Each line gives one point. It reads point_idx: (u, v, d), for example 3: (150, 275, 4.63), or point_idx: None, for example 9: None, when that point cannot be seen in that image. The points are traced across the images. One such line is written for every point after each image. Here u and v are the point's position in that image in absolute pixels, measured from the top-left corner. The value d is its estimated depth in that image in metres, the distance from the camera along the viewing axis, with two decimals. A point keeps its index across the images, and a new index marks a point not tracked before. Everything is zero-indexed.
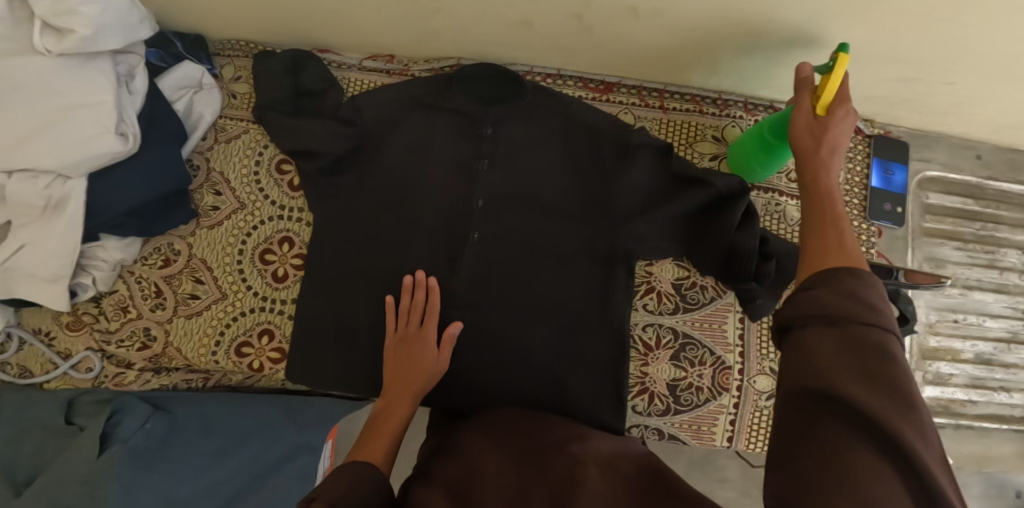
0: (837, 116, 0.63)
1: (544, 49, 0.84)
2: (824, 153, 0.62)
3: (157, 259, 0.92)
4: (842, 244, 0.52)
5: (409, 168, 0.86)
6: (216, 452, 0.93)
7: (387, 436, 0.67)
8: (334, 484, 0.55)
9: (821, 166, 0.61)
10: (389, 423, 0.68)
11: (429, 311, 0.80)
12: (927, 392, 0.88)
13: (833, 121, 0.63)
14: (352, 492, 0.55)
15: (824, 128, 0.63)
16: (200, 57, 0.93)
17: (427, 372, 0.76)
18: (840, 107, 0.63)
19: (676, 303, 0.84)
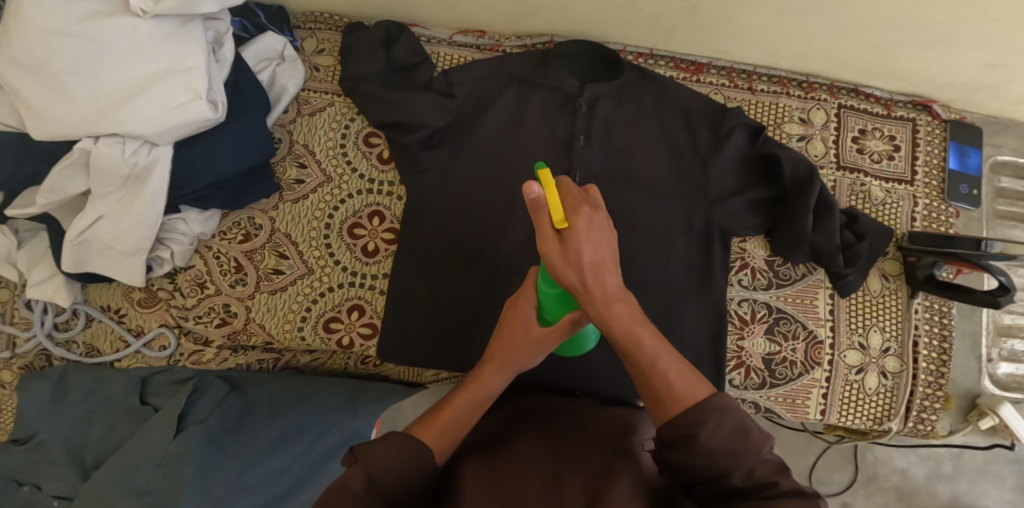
0: (580, 228, 0.47)
1: (642, 27, 0.85)
2: (593, 285, 0.48)
3: (237, 234, 0.89)
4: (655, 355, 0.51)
5: (504, 144, 0.86)
6: (285, 435, 0.88)
7: (452, 418, 0.58)
8: (378, 448, 0.52)
9: (603, 300, 0.49)
10: (459, 401, 0.59)
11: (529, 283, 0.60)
12: (1003, 369, 0.91)
13: (575, 238, 0.47)
14: (393, 463, 0.51)
15: (572, 252, 0.47)
16: (283, 30, 0.92)
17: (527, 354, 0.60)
18: (575, 214, 0.47)
19: (770, 279, 0.85)
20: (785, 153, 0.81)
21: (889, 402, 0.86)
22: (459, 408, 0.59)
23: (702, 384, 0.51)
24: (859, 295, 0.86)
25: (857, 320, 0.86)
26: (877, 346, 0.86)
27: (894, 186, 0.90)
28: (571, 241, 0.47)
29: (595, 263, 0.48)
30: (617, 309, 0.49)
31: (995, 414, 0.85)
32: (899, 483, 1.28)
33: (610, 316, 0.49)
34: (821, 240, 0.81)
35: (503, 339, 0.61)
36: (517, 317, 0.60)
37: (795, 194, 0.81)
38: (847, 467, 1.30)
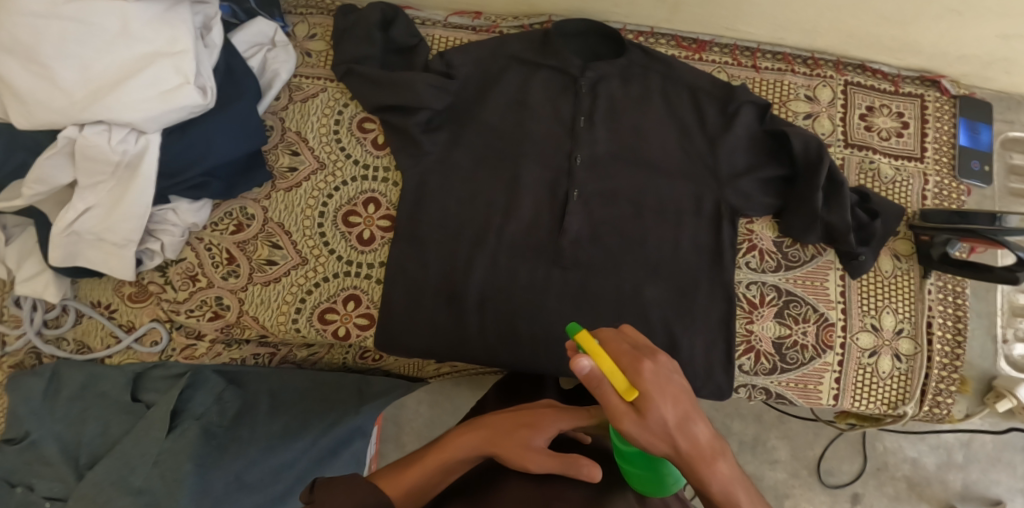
0: (651, 389, 0.44)
1: (644, 4, 0.83)
2: (683, 447, 0.44)
3: (229, 224, 0.87)
4: None
5: (504, 126, 0.84)
6: (286, 431, 0.85)
7: (420, 475, 0.56)
8: (335, 495, 0.47)
9: (694, 458, 0.44)
10: (429, 462, 0.57)
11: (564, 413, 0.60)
12: (1021, 350, 0.88)
13: (650, 401, 0.44)
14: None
15: (652, 417, 0.44)
16: (273, 14, 0.89)
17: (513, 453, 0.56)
18: (641, 378, 0.44)
19: (779, 261, 0.83)
20: (795, 132, 0.79)
21: (903, 386, 0.83)
22: (429, 468, 0.56)
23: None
24: (870, 276, 0.84)
25: (869, 302, 0.83)
26: (889, 327, 0.83)
27: (903, 163, 0.87)
28: (648, 408, 0.44)
29: (678, 422, 0.44)
30: (720, 469, 0.45)
31: (1013, 396, 0.82)
32: (910, 473, 1.26)
33: (706, 471, 0.44)
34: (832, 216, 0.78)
35: (504, 426, 0.59)
36: (533, 421, 0.59)
37: (806, 173, 0.79)
38: (855, 457, 1.27)
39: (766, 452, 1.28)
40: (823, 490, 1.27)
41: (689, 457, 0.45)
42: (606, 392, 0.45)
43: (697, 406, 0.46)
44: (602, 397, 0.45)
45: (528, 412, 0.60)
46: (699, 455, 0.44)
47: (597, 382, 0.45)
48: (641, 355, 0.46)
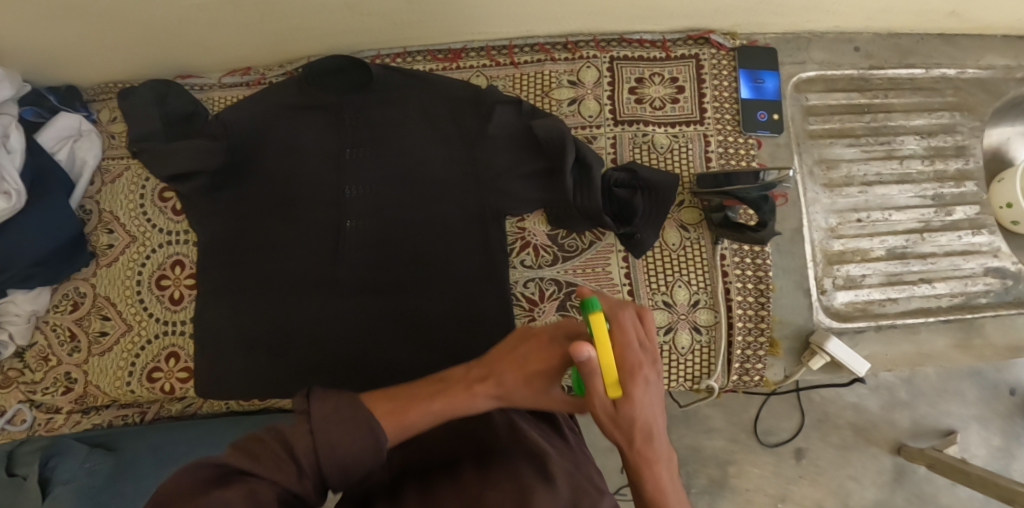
0: (636, 395, 0.48)
1: (382, 31, 0.85)
2: (639, 447, 0.50)
3: (67, 305, 0.94)
4: None
5: (280, 170, 0.88)
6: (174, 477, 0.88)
7: (418, 418, 0.54)
8: (332, 418, 0.46)
9: (645, 463, 0.50)
10: (431, 408, 0.55)
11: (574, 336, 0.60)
12: (840, 298, 0.84)
13: (638, 408, 0.48)
14: (341, 443, 0.46)
15: (626, 415, 0.49)
16: (75, 107, 0.96)
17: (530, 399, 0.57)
18: (633, 384, 0.47)
19: (554, 253, 0.83)
20: (541, 122, 0.79)
21: (707, 358, 0.81)
22: (432, 411, 0.54)
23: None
24: (656, 252, 0.82)
25: (657, 277, 0.81)
26: (683, 301, 0.81)
27: (680, 129, 0.85)
28: (628, 406, 0.48)
29: (650, 428, 0.50)
30: (658, 474, 0.50)
31: (823, 352, 0.78)
32: (854, 418, 1.25)
33: (648, 475, 0.51)
34: (582, 202, 0.77)
35: (515, 368, 0.57)
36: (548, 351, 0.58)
37: (558, 161, 0.78)
38: (793, 413, 1.25)
39: (701, 422, 1.25)
40: (765, 450, 1.24)
41: (639, 454, 0.50)
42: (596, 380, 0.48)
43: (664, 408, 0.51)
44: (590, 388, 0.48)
45: (533, 337, 0.59)
46: (643, 452, 0.50)
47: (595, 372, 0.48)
48: (643, 360, 0.48)
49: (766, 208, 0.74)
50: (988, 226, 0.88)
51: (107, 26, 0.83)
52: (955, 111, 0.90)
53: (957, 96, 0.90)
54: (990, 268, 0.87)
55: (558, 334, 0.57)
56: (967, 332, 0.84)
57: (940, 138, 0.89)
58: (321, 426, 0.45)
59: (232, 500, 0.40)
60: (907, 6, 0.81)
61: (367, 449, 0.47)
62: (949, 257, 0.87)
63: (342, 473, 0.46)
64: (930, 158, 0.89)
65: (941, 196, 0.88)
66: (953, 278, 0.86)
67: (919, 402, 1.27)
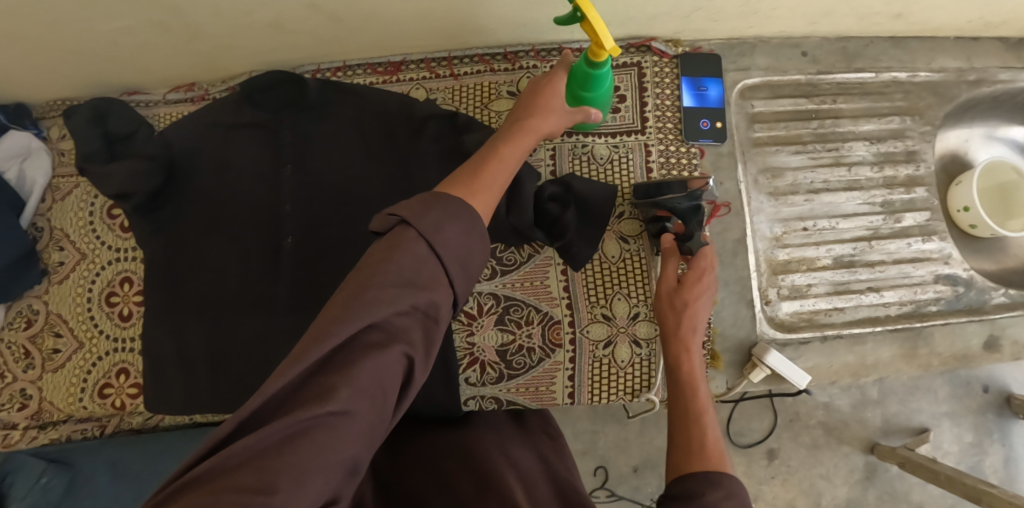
0: (697, 282, 0.71)
1: (317, 46, 0.85)
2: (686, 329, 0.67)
3: (20, 322, 0.95)
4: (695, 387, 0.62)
5: (218, 189, 0.89)
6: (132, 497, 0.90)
7: (491, 183, 0.54)
8: (440, 225, 0.44)
9: (684, 341, 0.66)
10: (494, 168, 0.55)
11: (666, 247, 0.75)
12: (785, 308, 0.83)
13: (686, 289, 0.70)
14: (453, 244, 0.45)
15: (686, 294, 0.70)
16: (24, 125, 0.97)
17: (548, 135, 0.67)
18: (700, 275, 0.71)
19: (492, 267, 0.81)
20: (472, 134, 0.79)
21: (647, 372, 0.80)
22: (498, 174, 0.55)
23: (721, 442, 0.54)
24: (594, 265, 0.81)
25: (596, 290, 0.80)
26: (622, 314, 0.80)
27: (621, 139, 0.84)
28: (688, 286, 0.70)
29: (690, 315, 0.68)
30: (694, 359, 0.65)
31: (763, 365, 0.77)
32: (825, 419, 1.24)
33: (685, 360, 0.65)
34: (512, 219, 0.75)
35: (531, 126, 0.65)
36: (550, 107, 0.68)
37: None
38: (766, 414, 1.23)
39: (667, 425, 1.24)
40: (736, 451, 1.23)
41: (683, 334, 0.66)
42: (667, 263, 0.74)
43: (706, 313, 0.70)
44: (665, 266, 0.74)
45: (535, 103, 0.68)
46: (683, 321, 0.68)
47: (670, 250, 0.75)
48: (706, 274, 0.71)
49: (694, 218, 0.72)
50: (939, 233, 0.87)
51: (42, 49, 0.83)
52: (905, 115, 0.88)
53: (907, 100, 0.89)
54: (940, 275, 0.86)
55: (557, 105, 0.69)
56: (914, 341, 0.84)
57: (889, 143, 0.88)
58: (421, 227, 0.43)
59: (374, 349, 0.40)
60: (846, 9, 0.79)
61: (477, 246, 0.46)
62: (898, 265, 0.85)
63: (462, 267, 0.45)
64: (880, 164, 0.87)
65: (890, 204, 0.86)
66: (902, 286, 0.85)
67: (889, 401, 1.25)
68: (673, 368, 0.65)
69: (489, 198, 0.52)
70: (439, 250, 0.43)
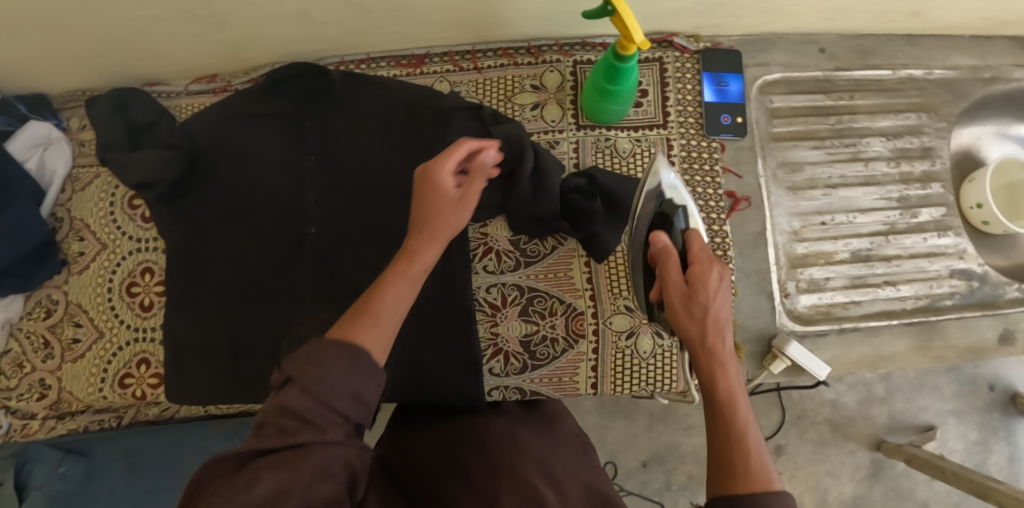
0: (710, 278, 0.58)
1: (342, 37, 0.85)
2: (710, 338, 0.54)
3: (39, 312, 0.95)
4: (738, 410, 0.50)
5: (240, 179, 0.89)
6: (152, 483, 0.91)
7: (385, 311, 0.52)
8: (329, 364, 0.43)
9: (714, 354, 0.53)
10: (389, 291, 0.53)
11: (662, 249, 0.62)
12: (803, 301, 0.84)
13: (698, 289, 0.57)
14: (335, 369, 0.43)
15: (698, 297, 0.57)
16: (45, 115, 0.97)
17: (457, 222, 0.62)
18: (710, 268, 0.59)
19: (516, 259, 0.82)
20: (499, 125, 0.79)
21: (669, 362, 0.81)
22: (390, 302, 0.53)
23: (773, 465, 0.46)
24: (617, 256, 0.82)
25: (618, 282, 0.82)
26: None
27: (644, 133, 0.85)
28: (700, 285, 0.57)
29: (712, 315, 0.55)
30: (729, 371, 0.53)
31: (784, 356, 0.78)
32: (831, 415, 1.25)
33: (719, 376, 0.52)
34: (539, 208, 0.76)
35: (437, 225, 0.60)
36: (467, 193, 0.62)
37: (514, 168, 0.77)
38: (773, 410, 1.24)
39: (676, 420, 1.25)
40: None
41: (709, 344, 0.54)
42: (669, 262, 0.61)
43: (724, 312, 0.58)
44: (668, 261, 0.61)
45: (421, 187, 0.62)
46: (704, 328, 0.55)
47: (668, 249, 0.62)
48: (712, 266, 0.59)
49: (672, 217, 0.70)
50: (954, 228, 0.88)
51: (67, 38, 0.84)
52: (921, 112, 0.90)
53: (923, 97, 0.90)
54: (955, 270, 0.87)
55: (443, 173, 0.61)
56: (928, 334, 0.85)
57: (906, 139, 0.89)
58: (307, 382, 0.42)
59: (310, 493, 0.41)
60: (864, 7, 0.80)
61: (364, 366, 0.45)
62: (914, 260, 0.87)
63: (355, 397, 0.44)
64: (897, 159, 0.88)
65: (906, 199, 0.88)
66: (917, 280, 0.86)
67: (896, 398, 1.26)
68: (708, 390, 0.52)
69: (382, 327, 0.51)
70: (328, 394, 0.42)
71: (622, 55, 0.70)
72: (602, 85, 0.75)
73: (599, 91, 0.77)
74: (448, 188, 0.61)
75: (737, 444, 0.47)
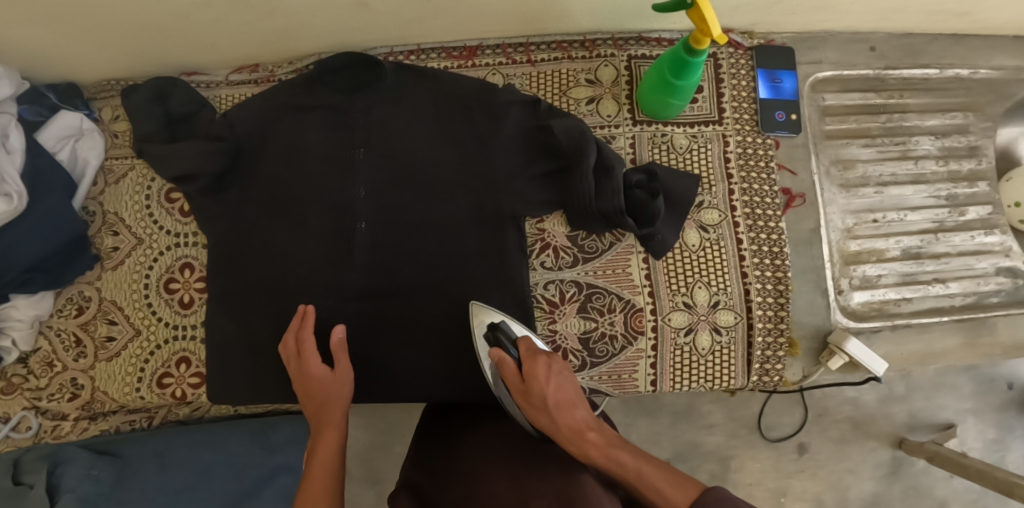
0: (544, 376, 0.68)
1: (394, 26, 0.83)
2: (570, 421, 0.65)
3: (71, 309, 0.92)
4: (636, 468, 0.60)
5: (286, 172, 0.87)
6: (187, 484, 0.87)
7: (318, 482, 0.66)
8: None
9: (580, 435, 0.64)
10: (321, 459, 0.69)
11: (502, 363, 0.69)
12: (856, 298, 0.85)
13: (534, 384, 0.67)
14: None
15: (540, 397, 0.67)
16: (75, 105, 0.93)
17: (337, 391, 0.77)
18: (537, 364, 0.68)
19: (574, 255, 0.82)
20: (558, 119, 0.79)
21: (727, 359, 0.81)
22: (322, 474, 0.67)
23: (680, 482, 0.58)
24: (676, 253, 0.82)
25: (677, 278, 0.81)
26: (703, 302, 0.81)
27: (700, 129, 0.84)
28: (536, 387, 0.67)
29: (557, 404, 0.66)
30: (595, 437, 0.64)
31: (842, 352, 0.79)
32: (852, 414, 1.25)
33: (590, 444, 0.63)
34: (602, 203, 0.76)
35: (320, 405, 0.76)
36: (317, 380, 0.77)
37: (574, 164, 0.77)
38: (795, 408, 1.24)
39: (702, 417, 1.24)
40: (767, 445, 1.24)
41: (572, 425, 0.65)
42: (506, 369, 0.69)
43: (574, 387, 0.69)
44: (506, 373, 0.69)
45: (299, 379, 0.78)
46: (564, 415, 0.65)
47: (501, 359, 0.69)
48: (540, 360, 0.69)
49: (501, 332, 0.74)
50: (1000, 226, 0.89)
51: (108, 24, 0.81)
52: (966, 111, 0.91)
53: (969, 97, 0.91)
54: (1001, 268, 0.89)
55: (315, 362, 0.77)
56: (977, 330, 0.84)
57: (954, 138, 0.90)
58: None
59: None
60: (918, 6, 0.81)
61: None
62: (962, 257, 0.88)
63: None
64: (945, 158, 0.89)
65: (954, 197, 0.89)
66: (966, 278, 0.87)
67: (916, 395, 1.28)
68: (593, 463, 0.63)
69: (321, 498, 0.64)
70: None
71: (695, 49, 0.69)
72: (667, 80, 0.75)
73: (663, 85, 0.76)
74: (326, 372, 0.77)
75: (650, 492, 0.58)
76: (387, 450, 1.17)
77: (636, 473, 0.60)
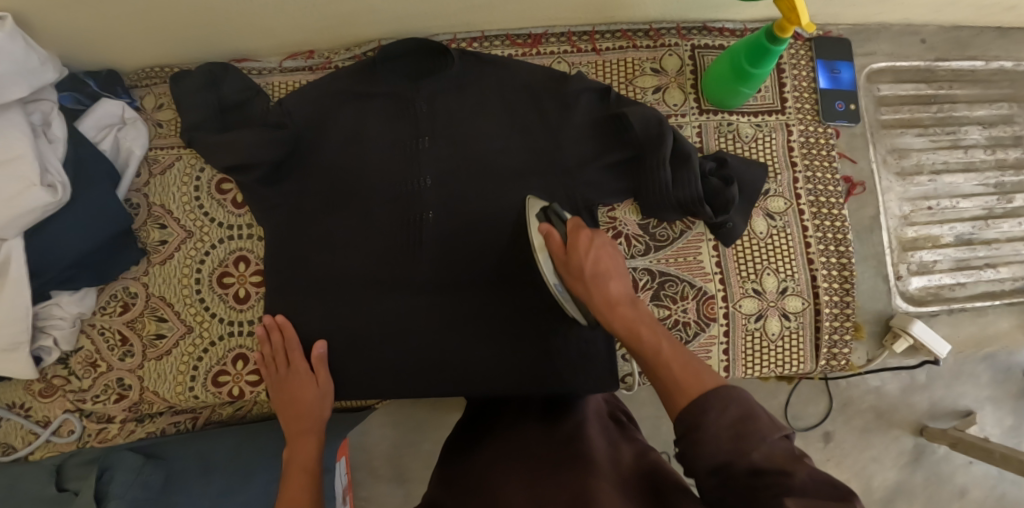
0: (583, 244, 0.61)
1: (462, 12, 0.82)
2: (601, 291, 0.58)
3: (116, 306, 0.88)
4: (653, 348, 0.52)
5: (347, 161, 0.84)
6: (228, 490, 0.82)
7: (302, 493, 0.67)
8: None
9: (611, 306, 0.57)
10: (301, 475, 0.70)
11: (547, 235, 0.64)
12: (914, 283, 0.88)
13: (573, 253, 0.61)
14: None
15: (576, 264, 0.61)
16: (116, 92, 0.89)
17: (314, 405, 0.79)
18: (579, 234, 0.62)
19: (646, 243, 0.82)
20: (631, 106, 0.78)
21: (797, 343, 0.82)
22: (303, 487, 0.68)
23: (702, 370, 0.48)
24: (745, 241, 0.82)
25: (747, 265, 0.82)
26: (772, 288, 0.82)
27: (763, 118, 0.86)
28: (575, 254, 0.61)
29: (595, 274, 0.60)
30: (625, 311, 0.56)
31: (908, 335, 0.80)
32: (876, 402, 1.21)
33: (616, 318, 0.56)
34: (680, 190, 0.76)
35: (296, 422, 0.78)
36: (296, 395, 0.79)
37: (648, 151, 0.77)
38: (819, 398, 1.21)
39: None
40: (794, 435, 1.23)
41: (603, 296, 0.58)
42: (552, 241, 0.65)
43: (619, 263, 0.61)
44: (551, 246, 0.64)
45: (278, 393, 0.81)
46: (597, 284, 0.59)
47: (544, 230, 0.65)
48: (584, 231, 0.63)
49: (551, 211, 0.71)
50: None
51: (166, 7, 0.77)
52: (1010, 102, 0.93)
53: (1013, 88, 0.94)
54: None
55: (298, 365, 0.80)
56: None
57: (1000, 128, 0.92)
58: None
59: None
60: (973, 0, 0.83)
61: None
62: (1012, 243, 0.90)
63: None
64: (992, 147, 0.92)
65: (1001, 185, 0.91)
66: (1015, 263, 0.90)
67: None
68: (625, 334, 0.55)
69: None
70: None
71: (777, 40, 0.69)
72: (745, 69, 0.76)
73: (739, 74, 0.77)
74: (305, 380, 0.80)
75: (664, 379, 0.49)
76: (416, 448, 1.11)
77: (653, 350, 0.52)
